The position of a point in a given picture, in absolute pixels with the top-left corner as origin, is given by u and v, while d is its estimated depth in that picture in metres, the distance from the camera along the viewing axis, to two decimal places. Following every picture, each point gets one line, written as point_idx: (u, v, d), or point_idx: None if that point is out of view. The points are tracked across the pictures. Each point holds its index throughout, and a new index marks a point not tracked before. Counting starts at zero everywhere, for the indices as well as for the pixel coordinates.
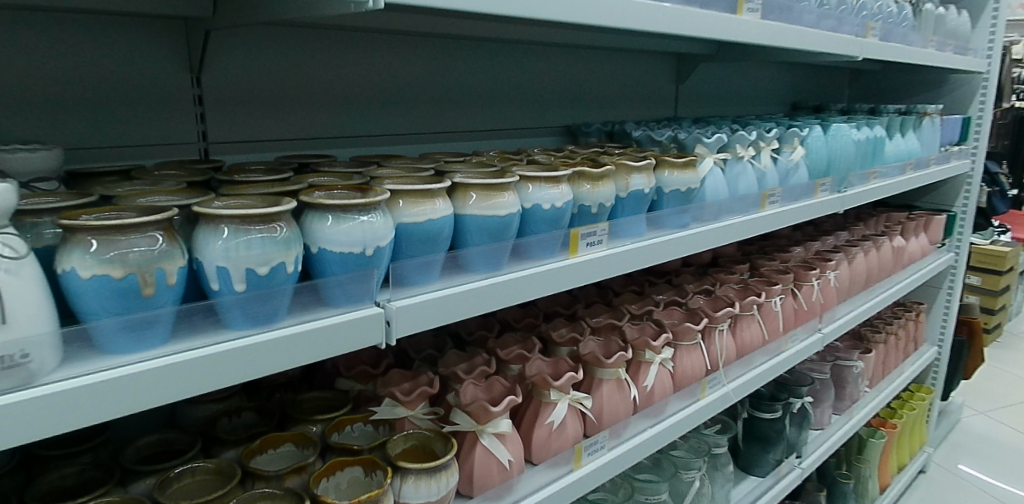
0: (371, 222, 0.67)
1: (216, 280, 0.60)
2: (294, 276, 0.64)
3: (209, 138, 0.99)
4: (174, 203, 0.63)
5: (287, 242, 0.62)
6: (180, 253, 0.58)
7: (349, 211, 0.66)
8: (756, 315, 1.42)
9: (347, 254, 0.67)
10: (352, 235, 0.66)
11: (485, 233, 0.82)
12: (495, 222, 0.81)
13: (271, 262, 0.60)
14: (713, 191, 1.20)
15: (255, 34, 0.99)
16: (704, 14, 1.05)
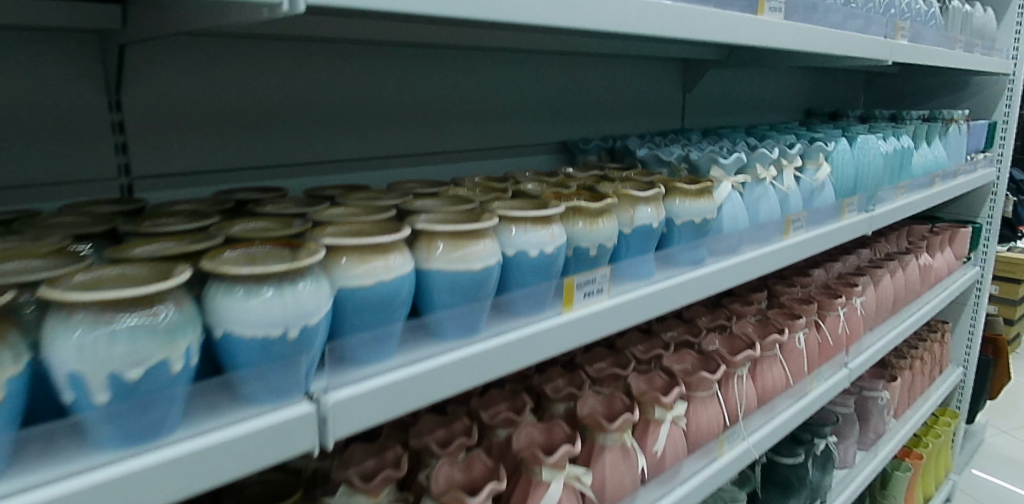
0: (295, 294, 0.51)
1: (69, 390, 0.44)
2: (184, 376, 0.48)
3: (134, 172, 0.83)
4: (26, 279, 0.47)
5: (171, 332, 0.46)
6: (13, 358, 0.42)
7: (266, 282, 0.50)
8: (778, 356, 1.25)
9: (264, 339, 0.50)
10: (270, 312, 0.50)
11: (457, 293, 0.65)
12: (469, 278, 0.65)
13: (146, 362, 0.45)
14: (732, 219, 1.03)
15: (186, 47, 0.84)
16: (719, 17, 0.89)
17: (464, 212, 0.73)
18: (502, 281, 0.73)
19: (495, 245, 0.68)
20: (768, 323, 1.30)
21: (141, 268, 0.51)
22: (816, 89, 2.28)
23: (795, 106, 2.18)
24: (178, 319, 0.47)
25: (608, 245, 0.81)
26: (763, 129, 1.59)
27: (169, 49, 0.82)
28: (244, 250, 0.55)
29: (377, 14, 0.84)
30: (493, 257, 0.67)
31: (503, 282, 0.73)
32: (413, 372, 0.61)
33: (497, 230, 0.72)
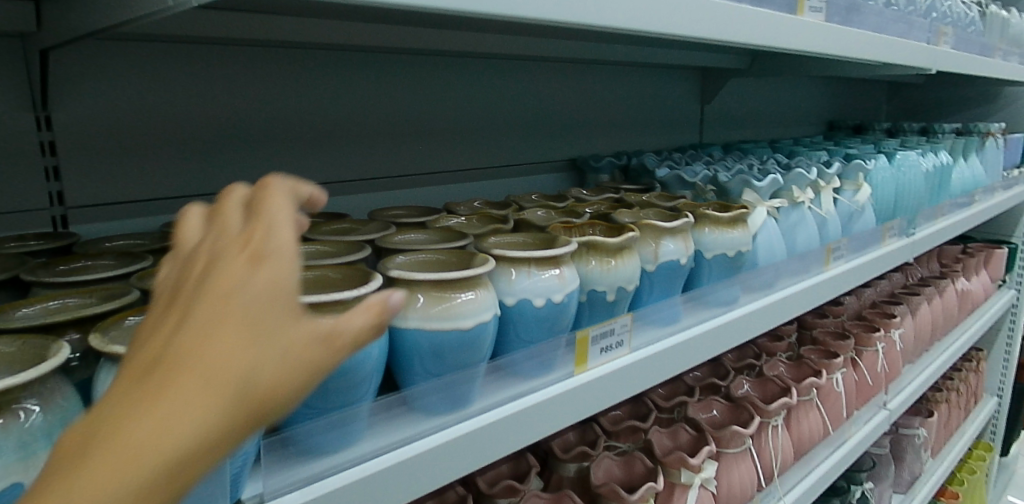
0: None
1: None
2: None
3: (67, 201, 0.71)
4: None
5: (26, 443, 0.33)
6: None
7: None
8: (815, 401, 1.11)
9: None
10: None
11: (442, 357, 0.53)
12: (458, 339, 0.52)
13: None
14: (767, 251, 0.90)
15: (130, 53, 0.72)
16: (751, 17, 0.77)
17: (454, 250, 0.60)
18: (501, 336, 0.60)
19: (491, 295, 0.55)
20: (803, 363, 1.17)
21: (6, 344, 0.38)
22: (839, 100, 2.14)
23: (818, 119, 2.04)
24: (37, 428, 0.34)
25: (629, 288, 0.68)
26: (788, 144, 1.45)
27: (110, 56, 0.70)
28: None
29: (352, 12, 0.72)
30: (487, 312, 0.54)
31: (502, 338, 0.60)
32: (385, 463, 0.48)
33: (495, 275, 0.59)
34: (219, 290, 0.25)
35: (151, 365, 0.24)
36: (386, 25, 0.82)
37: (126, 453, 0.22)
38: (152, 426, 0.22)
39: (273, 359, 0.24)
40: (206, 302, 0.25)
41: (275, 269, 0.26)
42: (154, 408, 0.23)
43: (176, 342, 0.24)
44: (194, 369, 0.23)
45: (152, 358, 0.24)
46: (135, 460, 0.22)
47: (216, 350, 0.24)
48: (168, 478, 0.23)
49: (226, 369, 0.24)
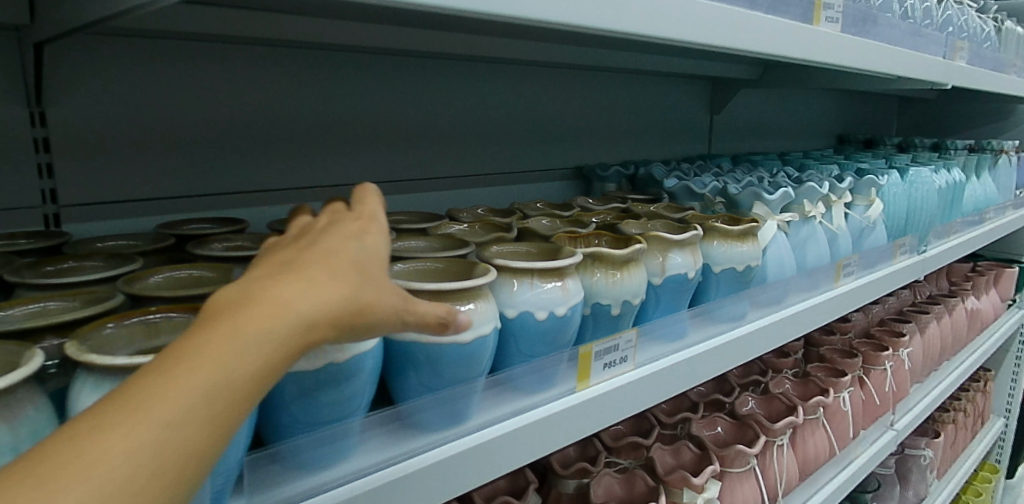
0: None
1: None
2: None
3: (60, 199, 0.69)
4: None
5: None
6: None
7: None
8: (822, 420, 1.08)
9: None
10: None
11: (438, 372, 0.51)
12: (455, 354, 0.50)
13: None
14: (776, 265, 0.87)
15: (128, 49, 0.70)
16: (764, 25, 0.75)
17: (454, 258, 0.58)
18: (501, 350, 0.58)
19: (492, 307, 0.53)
20: (809, 381, 1.14)
21: None
22: (850, 114, 2.12)
23: (828, 132, 2.02)
24: (0, 442, 0.32)
25: (635, 302, 0.65)
26: (798, 156, 1.43)
27: (107, 51, 0.69)
28: (153, 316, 0.41)
29: (354, 10, 0.70)
30: (487, 326, 0.51)
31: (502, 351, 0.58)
32: (377, 482, 0.46)
33: (497, 285, 0.57)
34: (336, 240, 0.31)
35: (283, 266, 0.29)
36: (389, 24, 0.81)
37: (267, 315, 0.26)
38: (288, 302, 0.27)
39: (373, 288, 0.30)
40: (326, 240, 0.31)
41: (374, 240, 0.33)
42: (286, 290, 0.27)
43: (302, 257, 0.30)
44: (317, 274, 0.29)
45: (281, 263, 0.29)
46: (267, 326, 0.26)
47: (332, 265, 0.29)
48: (285, 349, 0.27)
49: (341, 280, 0.29)
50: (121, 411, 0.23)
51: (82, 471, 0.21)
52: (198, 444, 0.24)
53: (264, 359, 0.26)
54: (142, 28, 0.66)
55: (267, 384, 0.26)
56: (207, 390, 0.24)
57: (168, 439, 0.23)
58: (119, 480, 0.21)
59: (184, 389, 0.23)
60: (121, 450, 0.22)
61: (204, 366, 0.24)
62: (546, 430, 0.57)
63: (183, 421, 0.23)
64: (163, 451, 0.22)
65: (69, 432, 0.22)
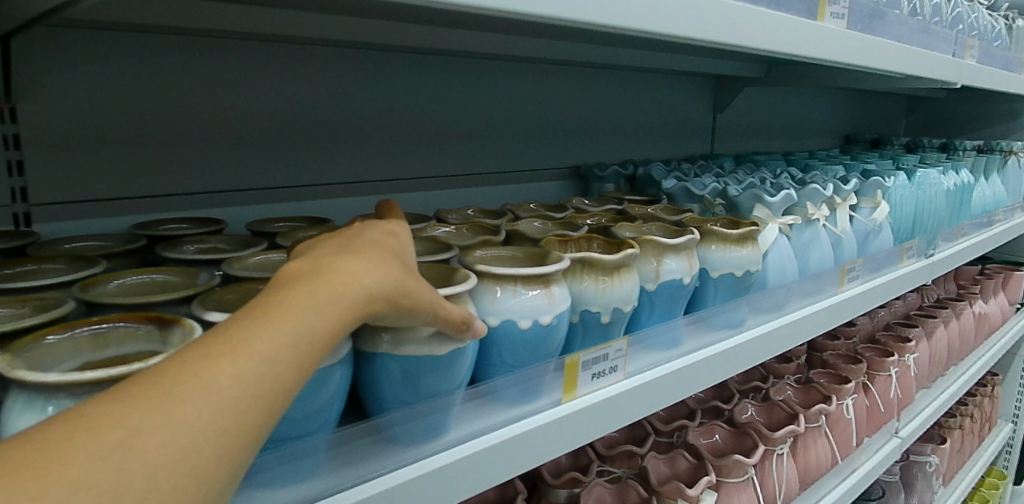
0: None
1: None
2: None
3: (30, 198, 0.67)
4: None
5: None
6: None
7: (84, 391, 0.33)
8: (824, 428, 1.05)
9: None
10: None
11: (413, 383, 0.48)
12: (432, 365, 0.47)
13: None
14: (777, 270, 0.84)
15: (102, 43, 0.67)
16: (766, 21, 0.71)
17: (434, 263, 0.55)
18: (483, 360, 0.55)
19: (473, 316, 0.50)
20: (812, 387, 1.11)
21: None
22: (857, 113, 2.08)
23: (834, 131, 1.98)
24: None
25: (626, 309, 0.63)
26: (802, 157, 1.39)
27: (77, 46, 0.66)
28: (97, 326, 0.39)
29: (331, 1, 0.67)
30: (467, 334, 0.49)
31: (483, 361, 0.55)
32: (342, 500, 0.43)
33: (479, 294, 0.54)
34: (380, 234, 0.37)
35: (342, 251, 0.34)
36: (372, 17, 0.78)
37: (344, 277, 0.32)
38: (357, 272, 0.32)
39: (411, 278, 0.36)
40: (372, 237, 0.36)
41: (406, 244, 0.38)
42: (352, 267, 0.32)
43: (356, 245, 0.35)
44: (374, 259, 0.34)
45: (340, 248, 0.34)
46: (336, 294, 0.31)
47: (384, 256, 0.35)
48: (351, 315, 0.31)
49: (391, 267, 0.34)
50: (228, 345, 0.26)
51: (206, 385, 0.25)
52: (284, 381, 0.28)
53: (335, 321, 0.30)
54: (112, 20, 0.63)
55: (334, 343, 0.30)
56: (294, 339, 0.28)
57: (264, 373, 0.27)
58: (232, 395, 0.25)
59: (276, 336, 0.28)
60: (231, 375, 0.26)
61: (290, 319, 0.29)
62: (530, 445, 0.54)
63: (275, 360, 0.27)
64: (262, 380, 0.26)
65: (185, 356, 0.26)
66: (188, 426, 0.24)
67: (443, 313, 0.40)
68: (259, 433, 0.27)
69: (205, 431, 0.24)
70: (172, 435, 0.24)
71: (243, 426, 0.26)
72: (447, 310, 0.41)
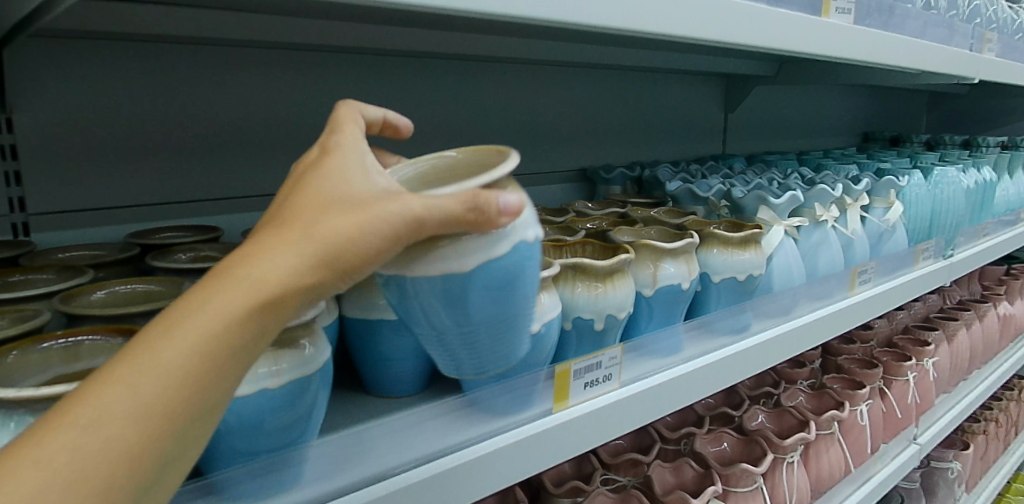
0: None
1: None
2: None
3: (29, 208, 0.67)
4: None
5: None
6: None
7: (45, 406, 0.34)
8: (837, 435, 1.02)
9: None
10: None
11: (447, 316, 0.40)
12: (458, 289, 0.38)
13: None
14: (784, 274, 0.81)
15: (94, 51, 0.68)
16: (768, 19, 0.68)
17: None
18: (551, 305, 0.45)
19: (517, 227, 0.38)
20: (825, 393, 1.08)
21: None
22: (876, 110, 2.03)
23: (851, 129, 1.94)
24: None
25: (621, 315, 0.61)
26: (816, 156, 1.36)
27: (68, 57, 0.67)
28: (67, 339, 0.40)
29: (313, 8, 0.66)
30: (502, 245, 0.38)
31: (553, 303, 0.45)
32: None
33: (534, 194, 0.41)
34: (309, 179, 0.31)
35: (254, 230, 0.30)
36: (360, 21, 0.77)
37: (239, 264, 0.28)
38: (258, 250, 0.28)
39: (345, 221, 0.29)
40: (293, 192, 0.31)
41: (357, 173, 0.31)
42: (248, 250, 0.28)
43: (273, 214, 0.30)
44: (280, 227, 0.29)
45: (256, 224, 0.30)
46: (221, 292, 0.27)
47: (294, 218, 0.29)
48: (252, 305, 0.27)
49: (307, 227, 0.29)
50: (105, 369, 0.26)
51: (75, 414, 0.25)
52: (171, 396, 0.26)
53: (229, 324, 0.27)
54: (95, 29, 0.63)
55: (238, 340, 0.27)
56: (171, 364, 0.26)
57: (137, 393, 0.25)
58: (103, 421, 0.25)
59: (145, 361, 0.26)
60: (100, 400, 0.25)
61: (167, 339, 0.26)
62: (521, 457, 0.53)
63: (151, 377, 0.26)
64: (137, 401, 0.25)
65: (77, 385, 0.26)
66: (49, 462, 0.24)
67: (429, 228, 0.31)
68: (155, 450, 0.26)
69: (70, 462, 0.24)
70: (32, 471, 0.23)
71: (123, 451, 0.25)
72: (431, 219, 0.31)
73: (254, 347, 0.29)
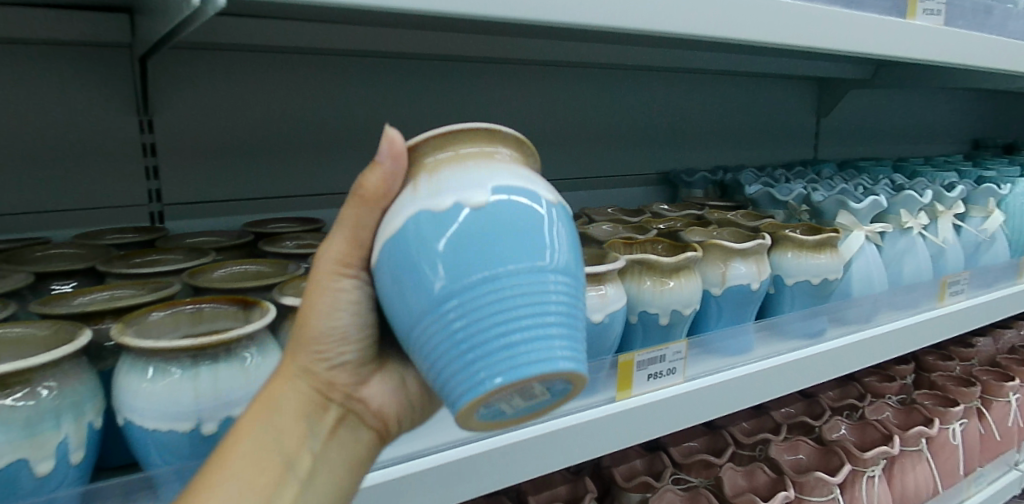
0: (214, 376, 0.42)
1: None
2: (65, 477, 0.41)
3: (165, 199, 0.78)
4: None
5: (34, 425, 0.39)
6: None
7: (176, 356, 0.41)
8: (925, 453, 0.97)
9: (167, 434, 0.42)
10: (172, 404, 0.41)
11: (405, 285, 0.34)
12: (417, 248, 0.33)
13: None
14: (865, 280, 0.80)
15: (219, 62, 0.77)
16: (853, 21, 0.67)
17: None
18: (562, 269, 0.34)
19: (446, 184, 0.34)
20: (913, 409, 1.03)
21: (43, 328, 0.44)
22: (990, 115, 1.90)
23: (960, 136, 1.82)
24: (49, 409, 0.39)
25: (687, 311, 0.63)
26: (916, 163, 1.30)
27: (200, 68, 0.76)
28: (194, 305, 0.47)
29: (400, 21, 0.71)
30: (451, 194, 0.34)
31: (565, 270, 0.34)
32: (393, 474, 0.47)
33: (519, 166, 0.37)
34: None
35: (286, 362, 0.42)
36: (449, 33, 0.82)
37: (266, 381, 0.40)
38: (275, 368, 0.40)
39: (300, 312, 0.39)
40: None
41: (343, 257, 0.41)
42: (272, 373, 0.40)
43: None
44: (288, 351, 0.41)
45: None
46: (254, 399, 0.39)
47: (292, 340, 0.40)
48: (271, 402, 0.39)
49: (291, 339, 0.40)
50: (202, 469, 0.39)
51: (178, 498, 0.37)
52: (231, 472, 0.37)
53: (255, 414, 0.39)
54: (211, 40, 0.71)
55: (268, 427, 0.38)
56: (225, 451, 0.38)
57: (208, 474, 0.37)
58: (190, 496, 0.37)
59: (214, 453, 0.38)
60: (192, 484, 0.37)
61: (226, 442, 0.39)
62: (587, 440, 0.56)
63: (216, 464, 0.37)
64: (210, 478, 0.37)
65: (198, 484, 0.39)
66: None
67: (340, 258, 0.37)
68: None
69: None
70: None
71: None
72: (336, 246, 0.37)
73: (284, 430, 0.39)
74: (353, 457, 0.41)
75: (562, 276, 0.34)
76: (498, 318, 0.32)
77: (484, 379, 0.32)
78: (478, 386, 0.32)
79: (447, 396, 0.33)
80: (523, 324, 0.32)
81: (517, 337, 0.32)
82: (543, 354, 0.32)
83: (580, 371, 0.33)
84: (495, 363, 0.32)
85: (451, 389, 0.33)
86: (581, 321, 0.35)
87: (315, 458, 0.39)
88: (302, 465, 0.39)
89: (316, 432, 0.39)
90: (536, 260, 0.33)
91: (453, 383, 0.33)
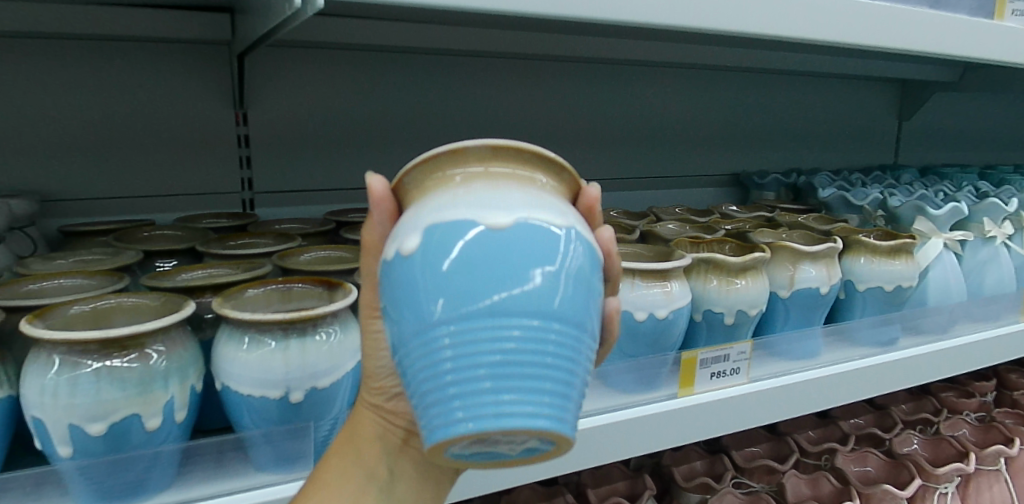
0: (303, 348, 0.46)
1: (64, 442, 0.42)
2: (171, 433, 0.45)
3: (256, 187, 0.84)
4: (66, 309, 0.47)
5: (146, 383, 0.43)
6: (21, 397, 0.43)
7: (270, 328, 0.45)
8: (1004, 473, 0.93)
9: (260, 399, 0.46)
10: (264, 373, 0.45)
11: (401, 307, 0.31)
12: (420, 264, 0.30)
13: (111, 416, 0.42)
14: (943, 290, 0.77)
15: (307, 60, 0.82)
16: (940, 21, 0.65)
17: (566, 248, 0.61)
18: (570, 316, 0.30)
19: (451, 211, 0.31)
20: (992, 427, 0.98)
21: (154, 298, 0.49)
22: None
23: None
24: (159, 370, 0.44)
25: (752, 312, 0.63)
26: (1006, 171, 1.23)
27: (290, 65, 0.81)
28: (284, 284, 0.51)
29: (472, 20, 0.74)
30: (467, 213, 0.31)
31: (574, 318, 0.30)
32: None
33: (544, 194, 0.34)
34: None
35: None
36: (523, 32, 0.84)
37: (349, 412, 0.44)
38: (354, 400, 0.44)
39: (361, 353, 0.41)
40: None
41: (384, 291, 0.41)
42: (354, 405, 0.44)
43: None
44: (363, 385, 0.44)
45: None
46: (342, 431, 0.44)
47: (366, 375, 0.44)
48: (353, 430, 0.43)
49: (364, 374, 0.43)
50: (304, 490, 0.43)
51: None
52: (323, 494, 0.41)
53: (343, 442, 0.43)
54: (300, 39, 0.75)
55: (353, 454, 0.42)
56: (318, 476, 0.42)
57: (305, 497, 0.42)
58: None
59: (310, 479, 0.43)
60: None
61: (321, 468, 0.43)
62: (650, 431, 0.57)
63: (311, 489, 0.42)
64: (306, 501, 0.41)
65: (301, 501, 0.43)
66: None
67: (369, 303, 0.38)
68: None
69: None
70: None
71: None
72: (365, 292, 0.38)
73: (364, 451, 0.42)
74: (429, 474, 0.43)
75: (570, 323, 0.30)
76: (488, 352, 0.28)
77: (456, 417, 0.27)
78: (448, 425, 0.27)
79: (419, 426, 0.29)
80: (514, 366, 0.28)
81: (503, 380, 0.28)
82: (528, 407, 0.27)
83: (566, 436, 0.28)
84: (472, 405, 0.27)
85: (423, 419, 0.29)
86: (581, 377, 0.30)
87: (393, 473, 0.42)
88: (382, 479, 0.42)
89: (390, 450, 0.42)
90: (544, 297, 0.29)
91: (426, 414, 0.29)
